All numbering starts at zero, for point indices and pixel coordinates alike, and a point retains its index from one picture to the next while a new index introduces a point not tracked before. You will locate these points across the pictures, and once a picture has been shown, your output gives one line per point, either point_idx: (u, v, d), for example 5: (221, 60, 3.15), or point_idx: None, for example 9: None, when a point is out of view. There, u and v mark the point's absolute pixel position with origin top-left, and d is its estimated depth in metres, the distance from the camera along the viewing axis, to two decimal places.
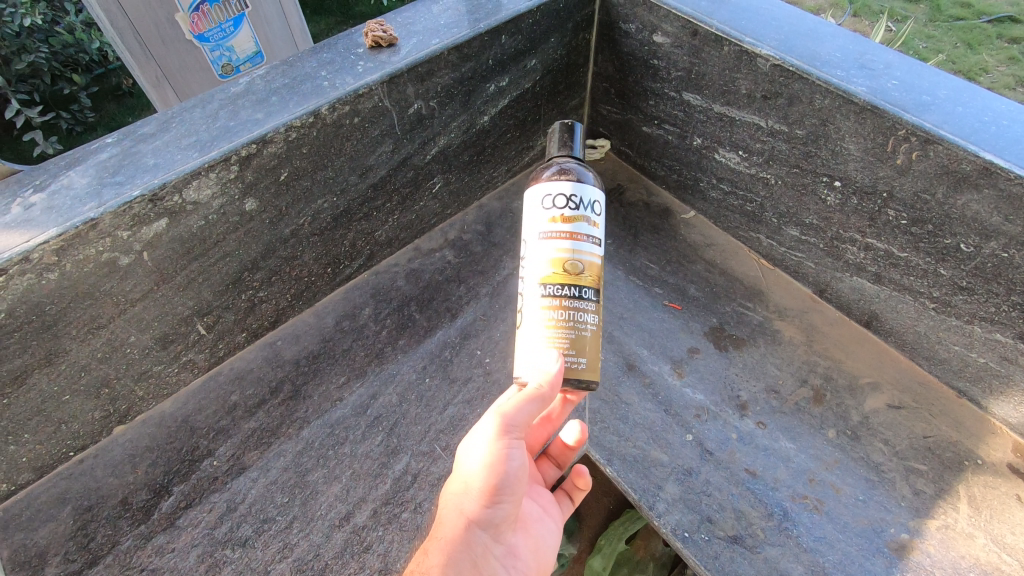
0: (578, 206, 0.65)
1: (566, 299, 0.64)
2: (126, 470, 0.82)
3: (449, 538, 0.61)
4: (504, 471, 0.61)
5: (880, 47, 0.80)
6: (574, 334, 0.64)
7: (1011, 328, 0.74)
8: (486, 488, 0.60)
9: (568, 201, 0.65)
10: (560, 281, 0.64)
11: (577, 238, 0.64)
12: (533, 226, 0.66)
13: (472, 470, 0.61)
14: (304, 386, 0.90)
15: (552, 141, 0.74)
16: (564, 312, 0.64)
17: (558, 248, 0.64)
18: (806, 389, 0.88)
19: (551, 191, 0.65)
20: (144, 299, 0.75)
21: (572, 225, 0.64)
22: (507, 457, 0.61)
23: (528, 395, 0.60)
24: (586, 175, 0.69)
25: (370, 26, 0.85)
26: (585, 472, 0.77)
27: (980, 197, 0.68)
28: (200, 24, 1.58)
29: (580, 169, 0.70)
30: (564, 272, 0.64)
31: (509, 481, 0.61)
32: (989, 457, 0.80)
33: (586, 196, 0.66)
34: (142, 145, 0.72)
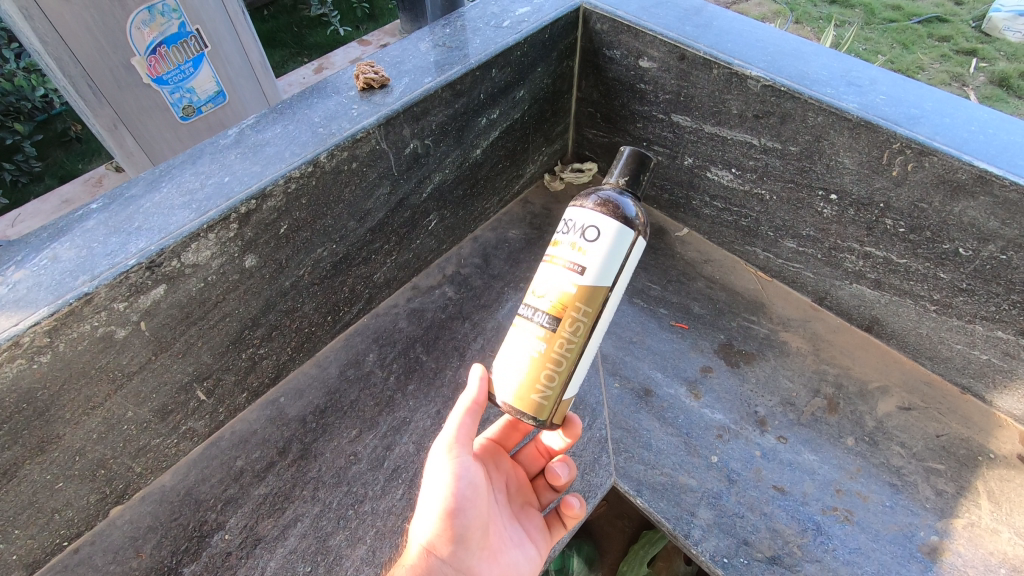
0: (582, 233, 0.62)
1: (528, 319, 0.63)
2: (128, 555, 0.76)
3: (413, 566, 0.61)
4: (456, 489, 0.62)
5: (862, 63, 0.83)
6: (516, 352, 0.63)
7: (1012, 326, 0.77)
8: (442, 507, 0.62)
9: (575, 228, 0.63)
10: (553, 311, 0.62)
11: (568, 265, 0.62)
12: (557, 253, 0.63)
13: (428, 493, 0.63)
14: (313, 444, 0.86)
15: (617, 166, 0.69)
16: (519, 330, 0.63)
17: (543, 269, 0.64)
18: (820, 399, 0.89)
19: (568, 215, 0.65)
20: (142, 371, 0.70)
21: (586, 264, 0.61)
22: (457, 475, 0.63)
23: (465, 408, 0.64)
24: (626, 204, 0.64)
25: (359, 68, 0.83)
26: (575, 501, 0.72)
27: (976, 203, 0.71)
28: (158, 67, 1.52)
29: (617, 197, 0.65)
30: (556, 299, 0.62)
31: (465, 501, 0.63)
32: (1000, 450, 0.83)
33: (610, 234, 0.61)
34: (132, 208, 0.67)
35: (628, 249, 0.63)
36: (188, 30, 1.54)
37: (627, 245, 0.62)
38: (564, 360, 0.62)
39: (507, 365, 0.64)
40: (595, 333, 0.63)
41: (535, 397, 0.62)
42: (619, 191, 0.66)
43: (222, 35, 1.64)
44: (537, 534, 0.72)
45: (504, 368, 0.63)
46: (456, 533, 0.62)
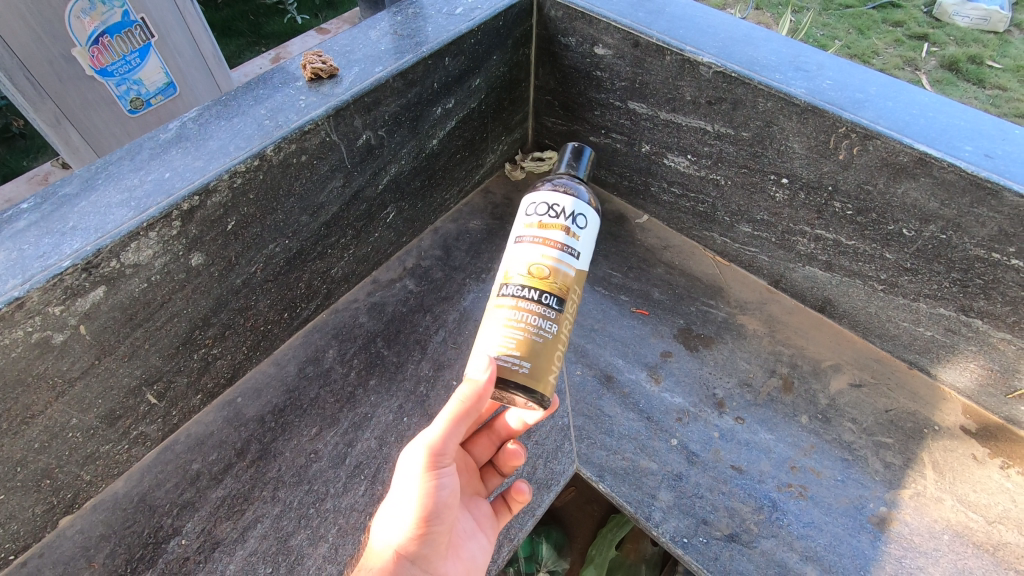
0: (567, 216, 0.63)
1: (522, 300, 0.61)
2: (80, 566, 0.74)
3: (379, 571, 0.58)
4: (432, 499, 0.60)
5: (810, 49, 0.85)
6: (518, 336, 0.60)
7: (953, 302, 0.80)
8: (415, 517, 0.59)
9: (556, 210, 0.63)
10: (546, 290, 0.61)
11: (552, 245, 0.62)
12: (523, 233, 0.64)
13: (404, 498, 0.59)
14: (272, 443, 0.84)
15: (562, 160, 0.74)
16: (519, 314, 0.60)
17: (519, 249, 0.63)
18: (775, 379, 0.91)
19: (533, 198, 0.65)
20: (84, 377, 0.67)
21: (574, 243, 0.63)
22: (436, 486, 0.60)
23: (457, 420, 0.59)
24: (574, 192, 0.67)
25: (306, 58, 0.80)
26: (526, 488, 0.72)
27: (918, 184, 0.73)
28: (101, 58, 1.45)
29: (575, 188, 0.68)
30: (547, 278, 0.61)
31: (439, 508, 0.60)
32: (944, 422, 0.86)
33: (587, 215, 0.65)
34: (65, 208, 0.64)
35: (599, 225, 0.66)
36: (133, 19, 1.47)
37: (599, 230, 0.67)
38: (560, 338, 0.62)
39: (497, 354, 0.59)
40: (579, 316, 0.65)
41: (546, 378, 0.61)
42: (569, 179, 0.70)
43: (169, 24, 1.57)
44: (486, 522, 0.72)
45: (506, 354, 0.59)
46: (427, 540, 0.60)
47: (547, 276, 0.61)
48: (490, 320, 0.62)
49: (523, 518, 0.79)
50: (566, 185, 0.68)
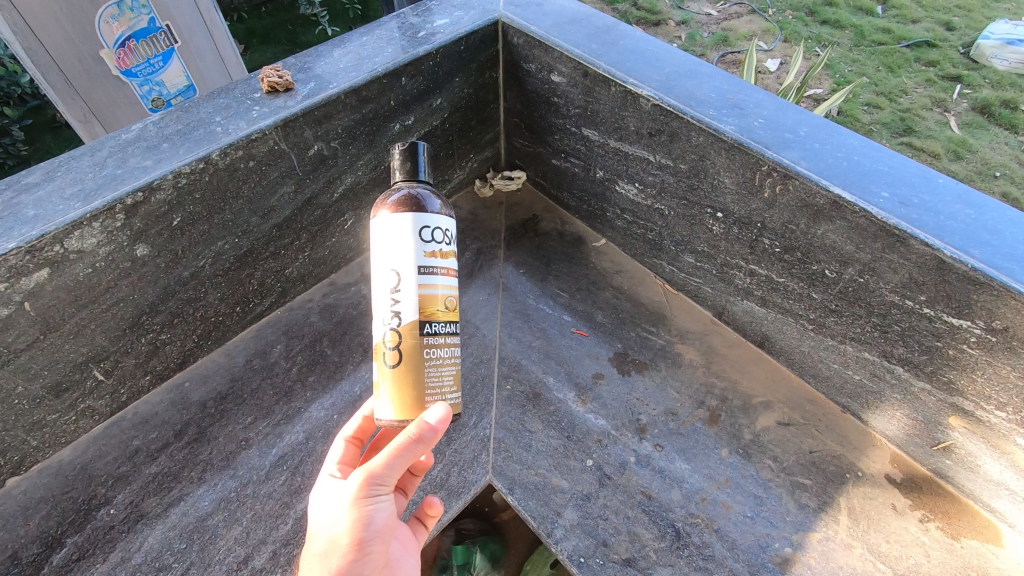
0: (447, 238, 0.66)
1: (444, 340, 0.64)
2: (17, 523, 0.80)
3: None
4: (372, 522, 0.59)
5: (751, 88, 0.86)
6: (422, 376, 0.63)
7: (876, 347, 0.79)
8: (352, 543, 0.58)
9: (443, 234, 0.65)
10: (432, 323, 0.64)
11: (449, 273, 0.66)
12: (398, 261, 0.63)
13: (337, 527, 0.58)
14: (209, 428, 0.90)
15: (397, 164, 0.71)
16: (444, 353, 0.65)
17: (425, 287, 0.63)
18: (703, 410, 0.91)
19: (414, 222, 0.63)
20: (30, 349, 0.74)
21: (439, 261, 0.65)
22: (374, 511, 0.60)
23: (401, 450, 0.59)
24: (431, 202, 0.67)
25: (267, 72, 0.87)
26: (439, 501, 0.73)
27: (834, 227, 0.73)
28: (127, 60, 1.52)
29: (431, 197, 0.69)
30: (428, 311, 0.63)
31: (378, 533, 0.60)
32: (869, 469, 0.85)
33: (443, 225, 0.66)
34: (24, 196, 0.72)
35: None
36: (158, 25, 1.53)
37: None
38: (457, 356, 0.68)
39: (394, 398, 0.63)
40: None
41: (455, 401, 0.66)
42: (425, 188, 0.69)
43: (194, 31, 1.63)
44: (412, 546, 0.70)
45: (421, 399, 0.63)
46: (363, 569, 0.58)
47: (454, 309, 0.66)
48: (416, 367, 0.63)
49: (429, 522, 0.81)
50: (419, 196, 0.67)
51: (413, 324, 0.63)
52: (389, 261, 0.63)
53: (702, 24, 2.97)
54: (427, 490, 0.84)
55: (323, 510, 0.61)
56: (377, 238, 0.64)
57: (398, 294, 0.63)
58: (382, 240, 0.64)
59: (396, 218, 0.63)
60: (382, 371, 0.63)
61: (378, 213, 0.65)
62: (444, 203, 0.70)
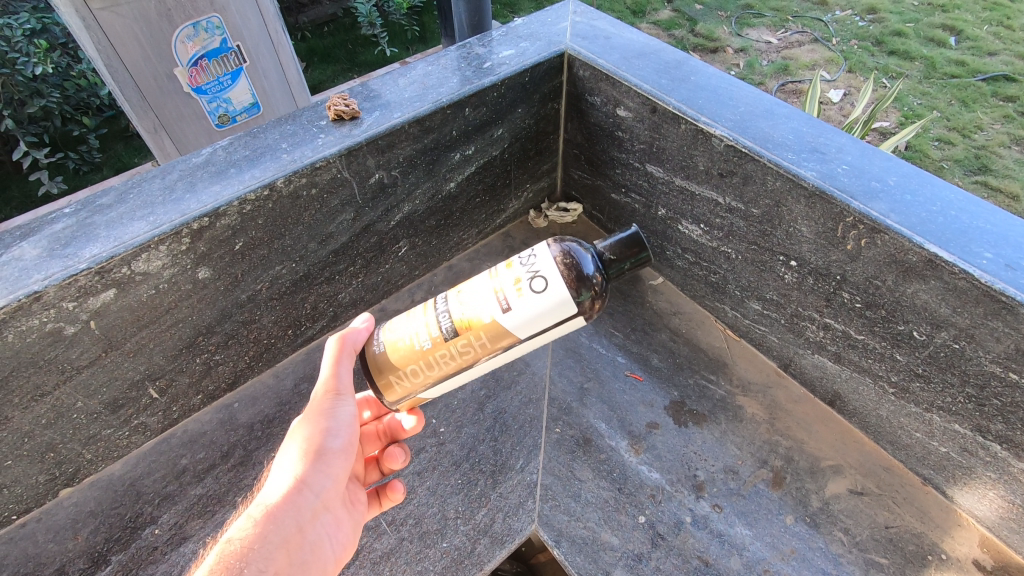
0: (531, 281, 0.63)
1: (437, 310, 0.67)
2: (66, 536, 0.81)
3: (274, 505, 0.61)
4: (334, 432, 0.66)
5: (833, 130, 0.81)
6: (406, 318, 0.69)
7: (968, 420, 0.72)
8: (311, 450, 0.64)
9: (531, 271, 0.63)
10: (453, 296, 0.67)
11: (499, 297, 0.63)
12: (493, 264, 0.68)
13: (303, 434, 0.65)
14: (255, 451, 0.90)
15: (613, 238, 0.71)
16: (429, 316, 0.67)
17: (476, 279, 0.66)
18: (766, 471, 0.85)
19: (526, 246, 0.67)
20: (91, 366, 0.75)
21: (499, 275, 0.65)
22: (332, 419, 0.66)
23: (340, 357, 0.69)
24: (577, 258, 0.65)
25: (334, 100, 0.87)
26: (401, 489, 0.78)
27: (928, 287, 0.67)
28: (199, 78, 1.57)
29: (584, 254, 0.66)
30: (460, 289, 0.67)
31: (339, 446, 0.66)
32: (954, 552, 0.77)
33: (538, 262, 0.64)
34: (98, 216, 0.73)
35: (558, 324, 0.64)
36: (229, 46, 1.58)
37: (558, 318, 0.63)
38: (435, 346, 0.66)
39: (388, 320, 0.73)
40: (473, 365, 0.67)
41: (378, 350, 0.69)
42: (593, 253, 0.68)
43: (261, 52, 1.68)
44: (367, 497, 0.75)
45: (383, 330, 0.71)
46: (319, 476, 0.64)
47: (466, 311, 0.65)
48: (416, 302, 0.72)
49: (469, 570, 0.78)
50: (578, 247, 0.67)
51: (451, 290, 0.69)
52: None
53: (761, 52, 2.89)
54: (470, 536, 0.81)
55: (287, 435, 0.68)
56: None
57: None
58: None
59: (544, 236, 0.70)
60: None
61: None
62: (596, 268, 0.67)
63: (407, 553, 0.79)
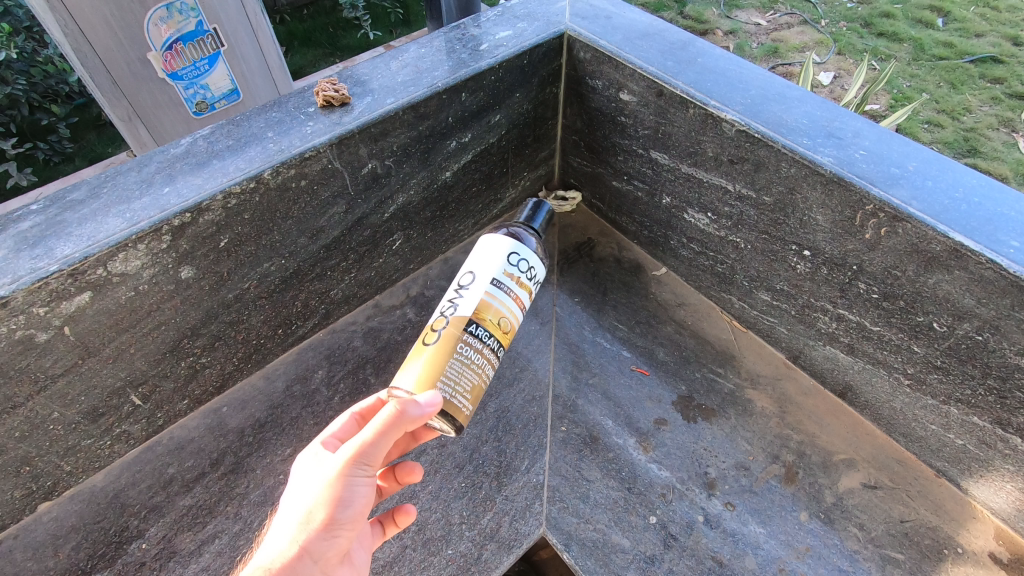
0: (524, 273, 0.70)
1: (477, 343, 0.65)
2: (46, 554, 0.76)
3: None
4: (349, 503, 0.54)
5: (848, 114, 0.78)
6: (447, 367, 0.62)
7: (988, 413, 0.70)
8: (323, 520, 0.53)
9: (534, 276, 0.71)
10: (483, 326, 0.65)
11: (511, 299, 0.68)
12: (484, 271, 0.67)
13: (313, 495, 0.53)
14: (246, 458, 0.86)
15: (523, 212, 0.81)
16: (473, 357, 0.64)
17: (490, 295, 0.67)
18: (778, 466, 0.83)
19: (509, 247, 0.69)
20: (67, 375, 0.70)
21: (514, 285, 0.69)
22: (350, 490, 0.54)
23: (387, 429, 0.54)
24: (528, 240, 0.74)
25: (322, 85, 0.82)
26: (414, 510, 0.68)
27: (951, 277, 0.65)
28: (173, 62, 1.48)
29: (527, 235, 0.74)
30: (489, 317, 0.66)
31: (353, 515, 0.55)
32: (971, 545, 0.75)
33: (535, 265, 0.72)
34: (68, 212, 0.68)
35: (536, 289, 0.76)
36: (206, 29, 1.50)
37: None
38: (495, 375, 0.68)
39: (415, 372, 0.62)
40: None
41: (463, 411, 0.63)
42: (525, 230, 0.76)
43: (240, 35, 1.59)
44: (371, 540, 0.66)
45: (446, 388, 0.62)
46: (320, 546, 0.53)
47: (509, 333, 0.68)
48: (440, 351, 0.63)
49: None
50: (522, 230, 0.75)
51: (463, 317, 0.65)
52: (465, 268, 0.69)
53: (751, 34, 2.85)
54: (476, 542, 0.78)
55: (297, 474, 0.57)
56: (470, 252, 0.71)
57: (460, 291, 0.67)
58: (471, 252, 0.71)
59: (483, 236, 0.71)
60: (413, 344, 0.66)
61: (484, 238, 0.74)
62: (539, 243, 0.76)
63: (411, 562, 0.76)
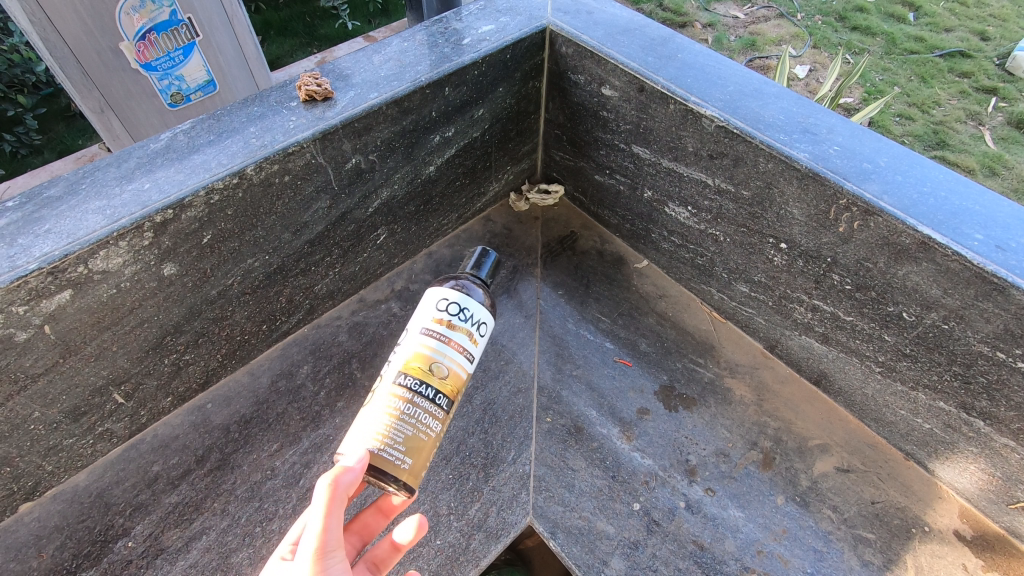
0: (476, 325, 0.68)
1: (435, 405, 0.64)
2: (29, 555, 0.76)
3: None
4: None
5: (822, 110, 0.80)
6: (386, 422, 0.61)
7: (954, 398, 0.73)
8: None
9: (467, 316, 0.68)
10: (417, 378, 0.64)
11: (464, 352, 0.66)
12: (417, 323, 0.67)
13: None
14: (233, 454, 0.86)
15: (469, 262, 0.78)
16: (401, 408, 0.62)
17: (427, 349, 0.65)
18: (756, 453, 0.86)
19: (439, 295, 0.68)
20: (48, 374, 0.69)
21: (451, 333, 0.66)
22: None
23: (333, 507, 0.53)
24: (472, 291, 0.72)
25: (304, 80, 0.81)
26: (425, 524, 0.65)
27: (920, 269, 0.67)
28: (147, 53, 1.44)
29: (475, 287, 0.74)
30: (426, 367, 0.64)
31: None
32: (936, 524, 0.79)
33: (472, 308, 0.68)
34: (46, 210, 0.67)
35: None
36: (180, 18, 1.46)
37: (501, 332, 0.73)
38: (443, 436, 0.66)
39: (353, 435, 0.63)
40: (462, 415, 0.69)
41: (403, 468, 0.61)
42: (472, 281, 0.75)
43: (214, 24, 1.55)
44: None
45: (384, 445, 0.61)
46: None
47: (448, 377, 0.65)
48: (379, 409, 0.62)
49: (466, 567, 0.77)
50: (465, 283, 0.73)
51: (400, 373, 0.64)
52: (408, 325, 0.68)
53: (729, 27, 2.87)
54: (464, 532, 0.80)
55: None
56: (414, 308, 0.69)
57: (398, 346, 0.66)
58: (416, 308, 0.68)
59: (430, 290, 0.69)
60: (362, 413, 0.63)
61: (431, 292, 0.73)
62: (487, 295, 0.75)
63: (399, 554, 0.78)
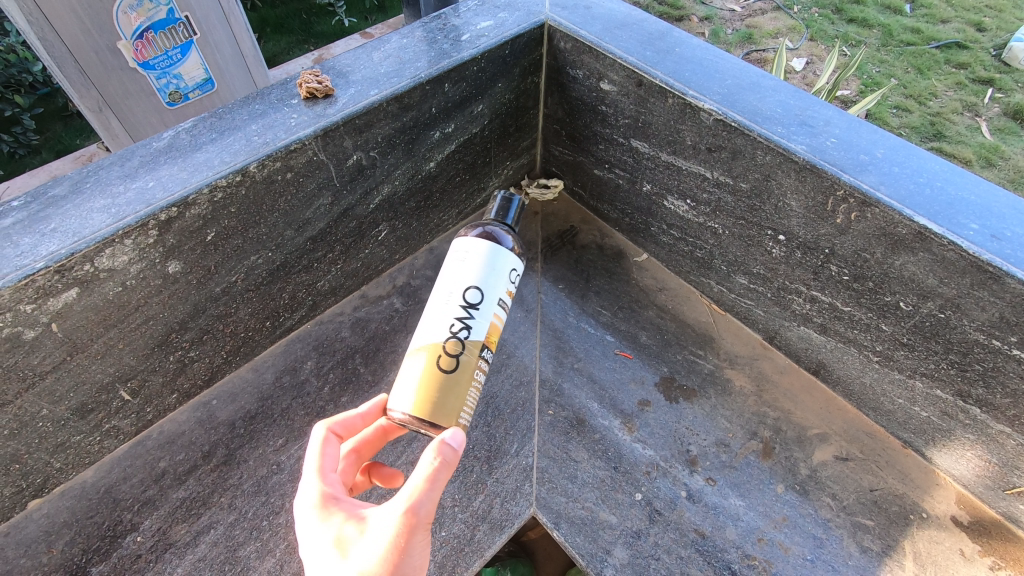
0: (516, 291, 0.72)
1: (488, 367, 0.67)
2: (40, 550, 0.77)
3: None
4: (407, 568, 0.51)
5: (819, 103, 0.80)
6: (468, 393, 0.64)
7: (950, 386, 0.74)
8: None
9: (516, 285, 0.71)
10: (489, 348, 0.66)
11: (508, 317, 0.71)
12: (487, 288, 0.66)
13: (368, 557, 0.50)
14: (238, 450, 0.87)
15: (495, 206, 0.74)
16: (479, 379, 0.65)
17: (496, 319, 0.67)
18: (756, 442, 0.87)
19: (506, 263, 0.68)
20: (56, 371, 0.70)
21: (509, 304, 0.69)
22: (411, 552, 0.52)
23: (435, 475, 0.52)
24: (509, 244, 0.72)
25: (304, 77, 0.82)
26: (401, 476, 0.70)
27: (916, 259, 0.68)
28: (145, 52, 1.44)
29: (504, 236, 0.71)
30: (494, 338, 0.67)
31: None
32: (934, 510, 0.80)
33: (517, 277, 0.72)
34: (51, 208, 0.67)
35: None
36: (178, 17, 1.46)
37: None
38: None
39: (435, 396, 0.62)
40: None
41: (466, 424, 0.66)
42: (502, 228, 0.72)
43: (212, 22, 1.55)
44: None
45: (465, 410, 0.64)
46: None
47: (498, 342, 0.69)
48: (462, 381, 0.63)
49: (470, 557, 0.78)
50: (500, 230, 0.71)
51: (478, 344, 0.64)
52: (464, 282, 0.66)
53: (726, 20, 2.87)
54: (469, 523, 0.81)
55: (311, 537, 0.53)
56: (457, 258, 0.67)
57: (471, 312, 0.65)
58: (475, 261, 0.66)
59: (493, 251, 0.67)
60: (438, 377, 0.62)
61: (475, 238, 0.68)
62: (517, 242, 0.72)
63: None
